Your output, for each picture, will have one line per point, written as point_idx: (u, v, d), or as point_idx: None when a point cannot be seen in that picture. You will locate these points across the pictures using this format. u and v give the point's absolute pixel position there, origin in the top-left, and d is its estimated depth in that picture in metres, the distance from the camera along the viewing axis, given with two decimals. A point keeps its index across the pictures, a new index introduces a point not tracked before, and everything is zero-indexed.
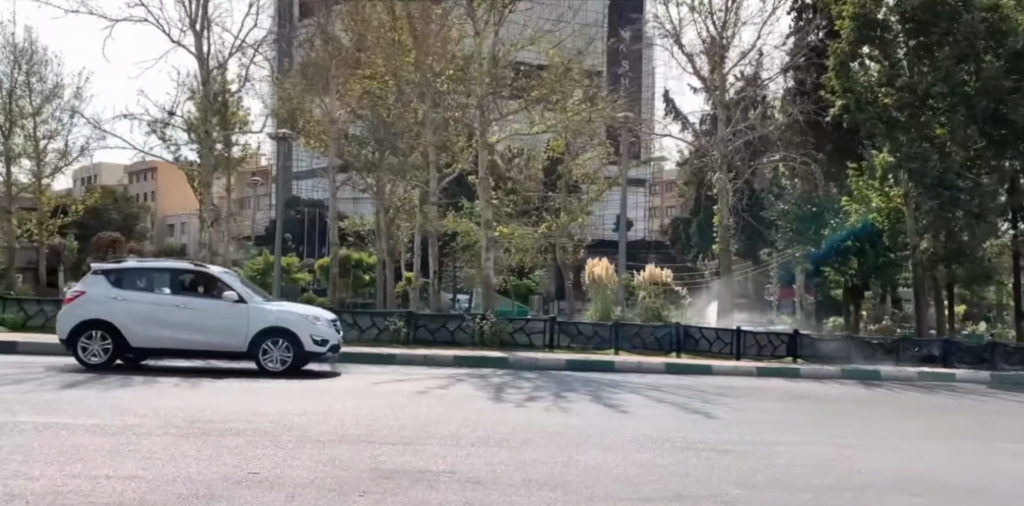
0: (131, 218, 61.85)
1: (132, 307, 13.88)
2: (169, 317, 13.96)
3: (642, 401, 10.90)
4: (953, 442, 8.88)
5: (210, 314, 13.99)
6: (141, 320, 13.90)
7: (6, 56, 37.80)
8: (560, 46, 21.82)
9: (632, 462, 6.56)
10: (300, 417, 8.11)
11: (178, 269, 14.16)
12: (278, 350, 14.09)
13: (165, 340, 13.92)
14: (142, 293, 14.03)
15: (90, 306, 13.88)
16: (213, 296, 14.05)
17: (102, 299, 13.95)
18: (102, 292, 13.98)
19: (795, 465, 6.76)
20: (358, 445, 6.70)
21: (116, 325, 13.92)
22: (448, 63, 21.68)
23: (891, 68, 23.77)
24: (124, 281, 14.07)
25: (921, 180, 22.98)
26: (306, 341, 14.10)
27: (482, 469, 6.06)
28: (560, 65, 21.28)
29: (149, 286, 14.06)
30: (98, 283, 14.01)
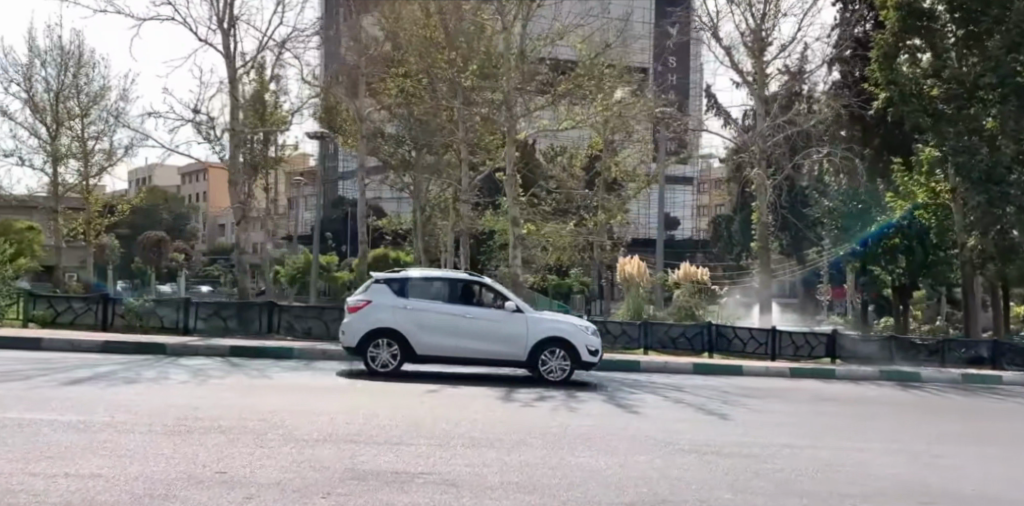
0: None
1: (421, 315, 13.32)
2: (457, 326, 13.41)
3: (657, 402, 10.56)
4: (982, 447, 8.40)
5: (497, 323, 13.47)
6: (432, 330, 13.35)
7: (54, 59, 38.53)
8: (590, 41, 21.49)
9: (625, 465, 6.25)
10: (294, 415, 7.92)
11: (456, 277, 13.63)
12: (557, 360, 13.63)
13: (450, 350, 13.37)
14: (431, 301, 13.49)
15: (377, 314, 13.31)
16: (496, 305, 13.54)
17: (387, 307, 13.39)
18: (388, 301, 13.40)
19: (800, 470, 6.39)
20: (341, 445, 6.47)
21: (403, 334, 13.37)
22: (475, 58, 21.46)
23: (937, 59, 22.96)
24: (405, 289, 13.50)
25: (969, 176, 22.36)
26: (583, 350, 13.71)
27: (462, 471, 5.79)
28: (588, 58, 20.93)
29: (431, 294, 13.52)
30: (382, 291, 13.41)
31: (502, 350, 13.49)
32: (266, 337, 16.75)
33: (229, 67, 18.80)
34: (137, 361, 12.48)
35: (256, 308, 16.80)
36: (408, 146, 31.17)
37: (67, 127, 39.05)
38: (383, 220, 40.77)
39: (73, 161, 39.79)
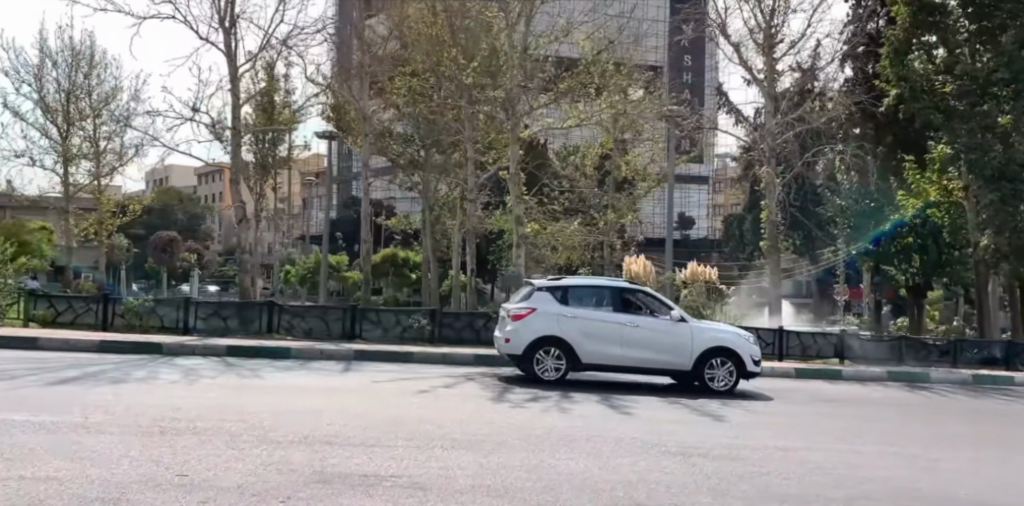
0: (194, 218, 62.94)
1: (587, 323, 13.14)
2: (621, 335, 13.23)
3: (653, 403, 10.38)
4: (982, 450, 8.18)
5: (659, 332, 13.30)
6: (598, 338, 13.18)
7: (66, 59, 38.63)
8: (595, 38, 21.32)
9: (605, 468, 6.08)
10: (275, 416, 7.79)
11: (620, 286, 13.45)
12: (724, 371, 13.43)
13: (616, 359, 13.20)
14: (594, 310, 13.33)
15: (543, 322, 13.16)
16: (660, 313, 13.36)
17: (552, 316, 13.22)
18: (551, 309, 13.24)
19: (786, 473, 6.20)
20: (314, 446, 6.30)
21: (570, 343, 13.21)
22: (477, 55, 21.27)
23: (950, 54, 22.55)
24: (568, 298, 13.35)
25: (981, 173, 21.96)
26: (748, 360, 13.54)
27: (434, 473, 5.61)
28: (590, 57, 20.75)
29: (594, 303, 13.35)
30: (545, 300, 13.28)
31: (667, 358, 13.30)
32: (266, 337, 16.65)
33: (230, 66, 18.71)
34: (131, 360, 12.40)
35: (256, 309, 16.72)
36: (417, 145, 31.10)
37: (78, 128, 39.21)
38: (393, 220, 40.71)
39: (84, 162, 39.95)
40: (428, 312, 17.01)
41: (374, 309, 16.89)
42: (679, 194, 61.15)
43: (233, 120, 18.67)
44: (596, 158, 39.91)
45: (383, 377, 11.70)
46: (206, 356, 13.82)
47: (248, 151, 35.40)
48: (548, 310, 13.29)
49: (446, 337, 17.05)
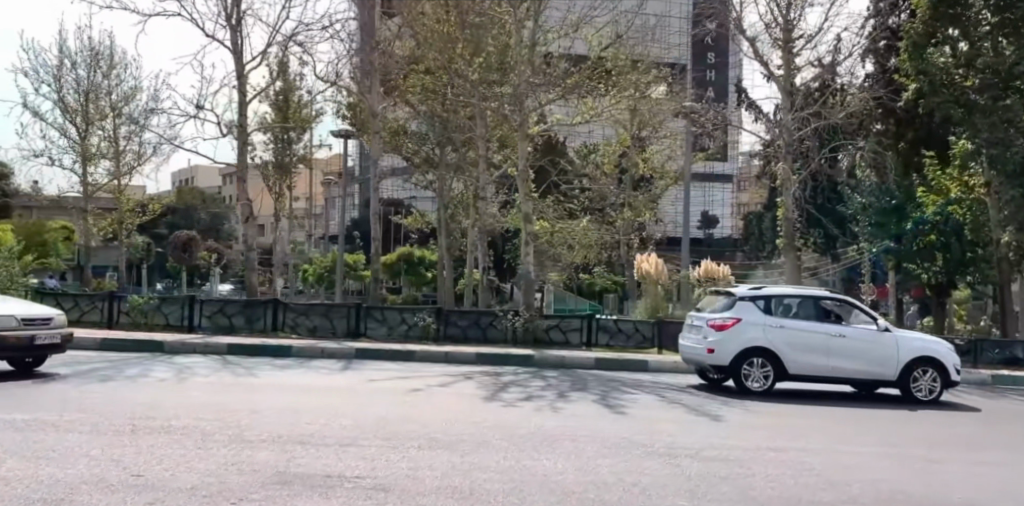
0: (216, 218, 63.29)
1: (796, 334, 13.08)
2: (828, 345, 13.19)
3: (652, 403, 10.15)
4: (986, 453, 7.89)
5: (864, 341, 13.25)
6: (805, 348, 13.14)
7: (85, 59, 38.83)
8: (605, 35, 21.02)
9: (582, 470, 5.88)
10: (255, 415, 7.65)
11: (820, 294, 13.41)
12: (928, 381, 13.38)
13: (823, 370, 13.14)
14: (798, 320, 13.26)
15: (750, 333, 13.09)
16: (865, 323, 13.31)
17: (758, 326, 13.17)
18: (757, 319, 13.18)
19: (771, 477, 5.97)
20: (285, 445, 6.12)
21: (777, 353, 13.16)
22: (484, 48, 21.00)
23: (971, 47, 21.91)
24: (772, 307, 13.29)
25: (1003, 167, 21.27)
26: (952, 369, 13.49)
27: (401, 474, 5.40)
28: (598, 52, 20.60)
29: (797, 313, 13.30)
30: (751, 310, 13.21)
31: (870, 367, 13.24)
32: (270, 335, 16.56)
33: (237, 63, 18.56)
34: (130, 358, 12.32)
35: (259, 306, 16.59)
36: (432, 143, 30.99)
37: (98, 128, 39.43)
38: (410, 218, 40.60)
39: (104, 161, 40.16)
40: (434, 311, 16.92)
41: (379, 308, 16.77)
42: (702, 192, 60.56)
43: (239, 118, 18.56)
44: (614, 155, 39.64)
45: (380, 376, 11.55)
46: (207, 354, 13.73)
47: (264, 150, 35.39)
48: (754, 320, 13.21)
49: (452, 336, 17.04)
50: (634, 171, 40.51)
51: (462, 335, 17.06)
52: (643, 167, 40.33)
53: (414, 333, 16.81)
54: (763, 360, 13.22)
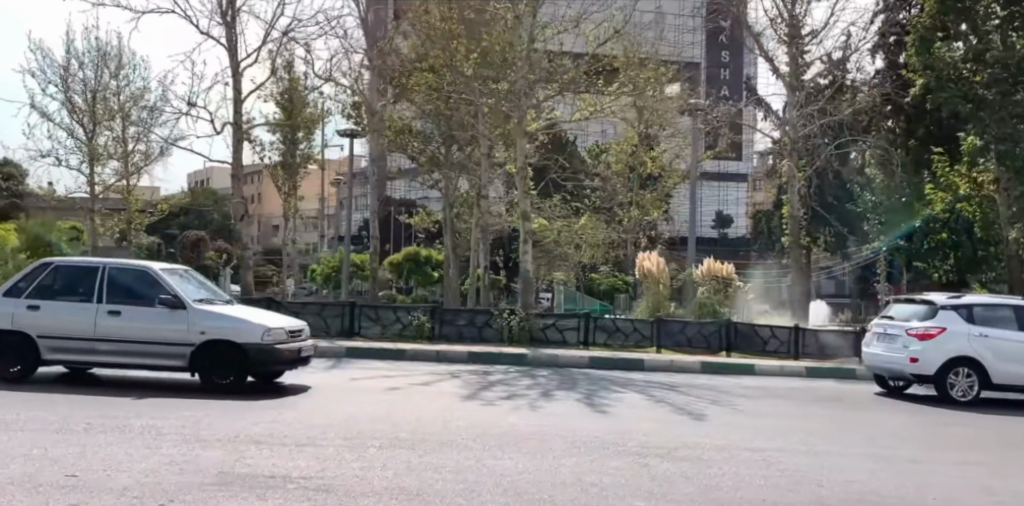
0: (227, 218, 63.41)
1: (1001, 342, 12.98)
2: None
3: (637, 403, 9.92)
4: (973, 455, 7.64)
5: None
6: (1009, 357, 13.02)
7: (93, 59, 38.86)
8: (601, 30, 20.74)
9: (541, 471, 5.68)
10: (220, 414, 7.49)
11: (1016, 304, 13.35)
12: None
13: None
14: (1000, 329, 13.18)
15: (956, 341, 12.99)
16: None
17: (963, 335, 13.06)
18: (961, 328, 13.09)
19: (737, 480, 5.75)
20: (237, 444, 5.91)
21: (982, 363, 13.04)
22: (481, 44, 20.72)
23: (978, 42, 21.49)
24: (973, 316, 13.22)
25: (1010, 165, 20.80)
26: None
27: (347, 475, 5.17)
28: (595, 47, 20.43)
29: (999, 321, 13.23)
30: (954, 319, 13.14)
31: None
32: None
33: (232, 61, 18.40)
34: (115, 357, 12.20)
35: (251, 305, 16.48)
36: (437, 143, 30.76)
37: (105, 128, 39.43)
38: (418, 218, 40.46)
39: (112, 162, 40.16)
40: (428, 309, 16.75)
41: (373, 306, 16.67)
42: (715, 191, 59.98)
43: (234, 116, 18.42)
44: (623, 154, 39.35)
45: (364, 375, 11.38)
46: None
47: (269, 150, 35.27)
48: (958, 329, 13.11)
49: (447, 335, 16.87)
50: (642, 170, 40.12)
51: (457, 334, 16.89)
52: (651, 166, 39.92)
53: (409, 332, 16.74)
54: (967, 368, 13.08)
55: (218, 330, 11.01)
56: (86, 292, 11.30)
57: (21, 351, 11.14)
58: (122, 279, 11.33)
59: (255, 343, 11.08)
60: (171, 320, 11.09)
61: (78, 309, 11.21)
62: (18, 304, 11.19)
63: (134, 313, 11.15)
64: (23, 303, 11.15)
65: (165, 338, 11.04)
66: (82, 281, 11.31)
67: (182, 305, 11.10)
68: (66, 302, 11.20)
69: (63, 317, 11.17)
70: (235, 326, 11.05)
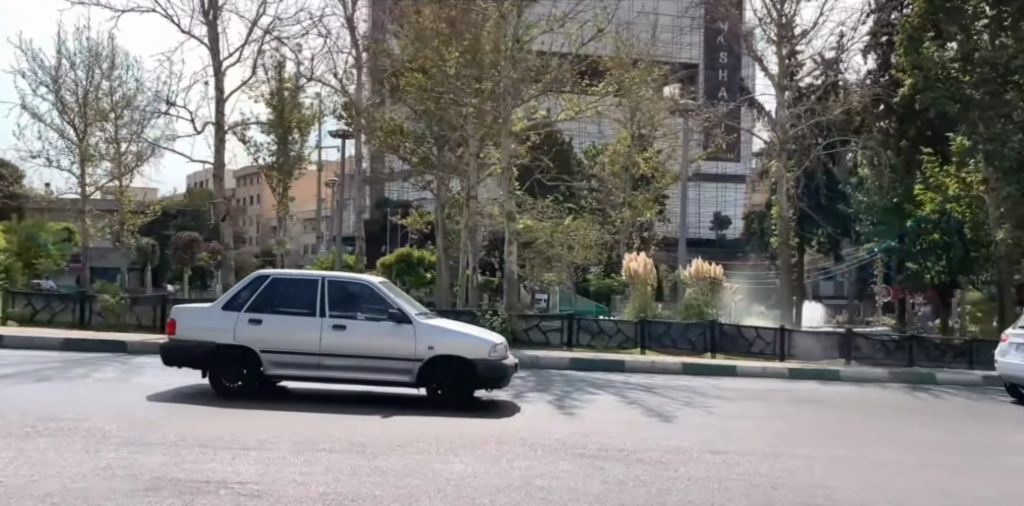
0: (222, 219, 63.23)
1: None
2: None
3: (610, 405, 9.76)
4: (941, 460, 7.52)
5: None
6: None
7: (84, 59, 38.74)
8: (581, 31, 20.66)
9: (486, 474, 5.56)
10: (175, 416, 7.34)
11: None
12: None
13: None
14: None
15: None
16: None
17: None
18: None
19: (690, 485, 5.63)
20: (180, 447, 5.73)
21: None
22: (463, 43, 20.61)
23: (966, 41, 21.35)
24: None
25: (998, 165, 20.66)
26: None
27: (284, 480, 4.97)
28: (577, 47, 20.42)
29: None
30: None
31: None
32: None
33: (213, 59, 18.26)
34: (87, 358, 12.03)
35: None
36: (430, 143, 30.60)
37: (97, 128, 39.33)
38: (410, 218, 40.29)
39: (104, 162, 40.04)
40: None
41: None
42: (714, 192, 59.76)
43: (216, 115, 18.29)
44: (617, 154, 39.23)
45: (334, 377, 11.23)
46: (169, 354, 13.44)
47: (259, 150, 35.13)
48: None
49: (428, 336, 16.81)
50: (635, 171, 39.94)
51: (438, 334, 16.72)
52: (644, 167, 39.73)
53: None
54: None
55: (449, 346, 10.46)
56: (305, 307, 10.73)
57: (240, 365, 10.59)
58: (344, 291, 10.78)
59: (483, 360, 10.54)
60: (394, 335, 10.55)
61: (300, 321, 10.67)
62: (239, 317, 10.66)
63: (358, 327, 10.60)
64: (245, 316, 10.62)
65: (391, 353, 10.48)
66: (299, 295, 10.80)
67: (405, 319, 10.60)
68: (284, 314, 10.68)
69: (287, 330, 10.62)
70: (466, 342, 10.51)
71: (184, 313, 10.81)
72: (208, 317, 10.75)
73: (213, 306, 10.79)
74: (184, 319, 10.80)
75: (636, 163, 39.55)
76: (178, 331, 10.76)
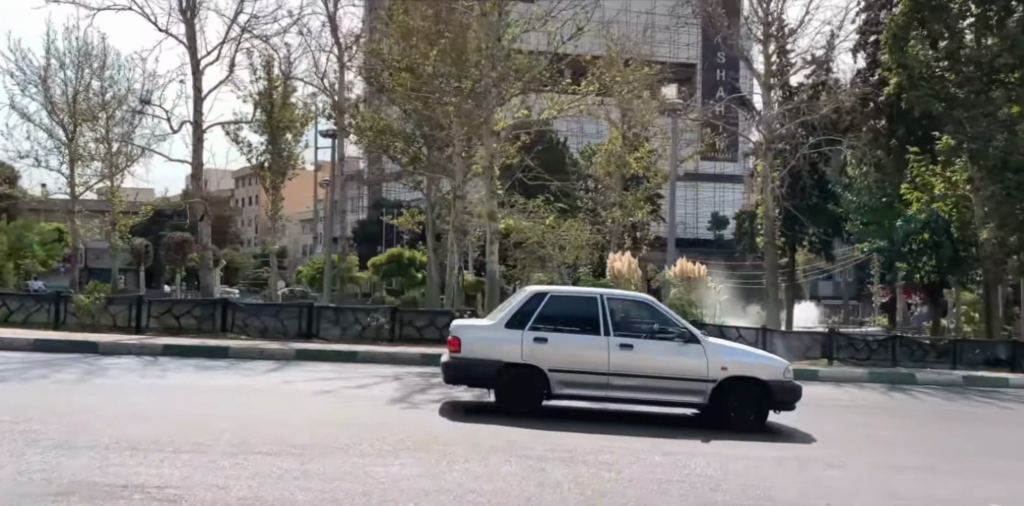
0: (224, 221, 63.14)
1: None
2: None
3: (574, 406, 9.64)
4: (901, 462, 7.40)
5: None
6: None
7: (74, 59, 38.60)
8: (559, 29, 20.62)
9: (422, 477, 5.45)
10: (121, 417, 7.23)
11: None
12: None
13: None
14: None
15: None
16: None
17: None
18: None
19: (631, 488, 5.51)
20: (113, 450, 5.61)
21: None
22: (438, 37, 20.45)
23: (951, 40, 21.20)
24: None
25: (982, 163, 20.61)
26: None
27: (204, 484, 4.84)
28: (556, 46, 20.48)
29: None
30: None
31: None
32: (218, 336, 16.14)
33: (191, 57, 18.10)
34: (53, 358, 11.90)
35: (205, 306, 16.20)
36: (419, 143, 30.49)
37: (86, 129, 39.16)
38: (400, 218, 40.11)
39: (93, 162, 39.84)
40: (388, 310, 16.45)
41: (331, 307, 16.27)
42: (710, 192, 59.63)
43: (194, 114, 18.15)
44: (608, 153, 39.16)
45: (301, 377, 11.11)
46: (140, 354, 13.31)
47: (248, 150, 34.95)
48: None
49: (407, 337, 16.50)
50: (625, 170, 39.78)
51: (417, 335, 16.57)
52: (635, 166, 39.60)
53: (367, 335, 16.42)
54: None
55: (743, 367, 9.91)
56: (592, 324, 10.10)
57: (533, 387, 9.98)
58: (622, 307, 10.17)
59: (779, 381, 10.00)
60: (684, 354, 9.95)
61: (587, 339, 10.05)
62: (528, 334, 10.01)
63: (649, 345, 10.01)
64: (535, 334, 9.98)
65: (680, 373, 9.92)
66: (582, 311, 10.19)
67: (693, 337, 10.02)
68: (569, 331, 10.04)
69: (575, 349, 9.99)
70: (757, 362, 9.97)
71: (467, 329, 10.12)
72: (490, 333, 10.08)
73: (495, 324, 10.13)
74: (467, 336, 10.12)
75: (626, 162, 39.42)
76: (464, 350, 10.09)
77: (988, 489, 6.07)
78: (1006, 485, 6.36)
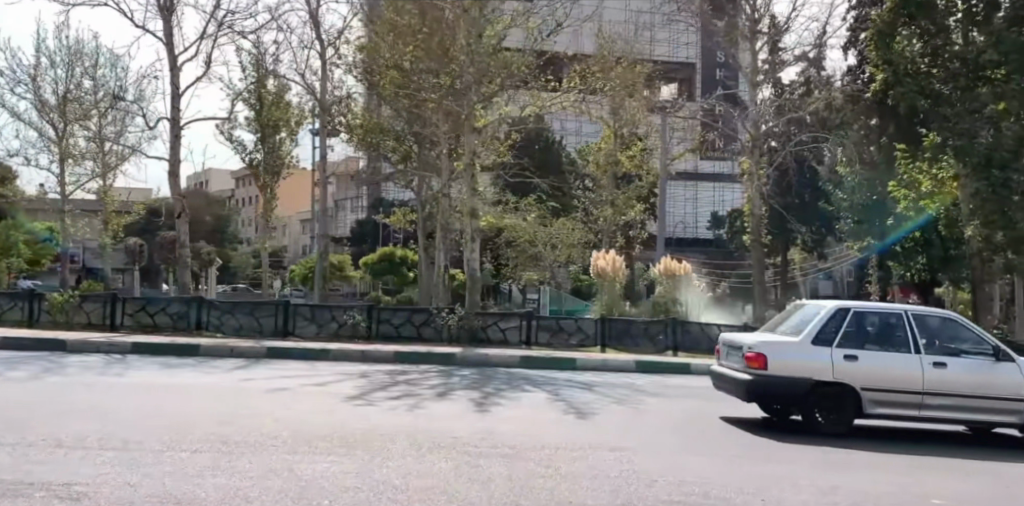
0: (222, 221, 63.17)
1: None
2: None
3: (536, 403, 9.52)
4: (858, 459, 7.23)
5: None
6: None
7: (65, 58, 38.60)
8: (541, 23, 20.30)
9: (348, 472, 5.30)
10: (63, 415, 7.11)
11: None
12: None
13: None
14: None
15: None
16: None
17: None
18: None
19: (566, 485, 5.35)
20: (36, 448, 5.49)
21: None
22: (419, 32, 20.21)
23: (936, 36, 21.17)
24: None
25: (968, 159, 20.12)
26: None
27: (115, 482, 4.71)
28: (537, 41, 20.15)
29: None
30: None
31: None
32: (193, 333, 16.05)
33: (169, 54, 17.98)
34: (17, 356, 11.78)
35: (180, 304, 16.11)
36: (410, 140, 30.54)
37: (77, 127, 39.09)
38: (393, 217, 40.13)
39: (85, 161, 39.77)
40: (365, 308, 16.39)
41: (308, 305, 16.20)
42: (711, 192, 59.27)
43: (171, 111, 18.05)
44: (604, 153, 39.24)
45: (264, 375, 10.98)
46: (108, 353, 13.19)
47: (237, 148, 34.92)
48: None
49: (383, 335, 16.42)
50: (617, 168, 39.79)
51: (393, 332, 16.45)
52: (628, 164, 39.67)
53: (343, 333, 16.28)
54: None
55: None
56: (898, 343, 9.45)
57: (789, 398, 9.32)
58: (929, 325, 9.50)
59: None
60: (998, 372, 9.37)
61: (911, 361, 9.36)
62: (840, 353, 9.27)
63: (958, 365, 9.38)
64: (848, 353, 9.26)
65: (995, 393, 9.33)
66: (885, 328, 9.51)
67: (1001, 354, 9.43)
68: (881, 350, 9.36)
69: (889, 368, 9.32)
70: None
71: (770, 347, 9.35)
72: (798, 352, 9.33)
73: (802, 341, 9.36)
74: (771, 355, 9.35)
75: (617, 160, 39.48)
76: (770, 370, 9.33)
77: (935, 485, 5.96)
78: (958, 480, 6.24)
